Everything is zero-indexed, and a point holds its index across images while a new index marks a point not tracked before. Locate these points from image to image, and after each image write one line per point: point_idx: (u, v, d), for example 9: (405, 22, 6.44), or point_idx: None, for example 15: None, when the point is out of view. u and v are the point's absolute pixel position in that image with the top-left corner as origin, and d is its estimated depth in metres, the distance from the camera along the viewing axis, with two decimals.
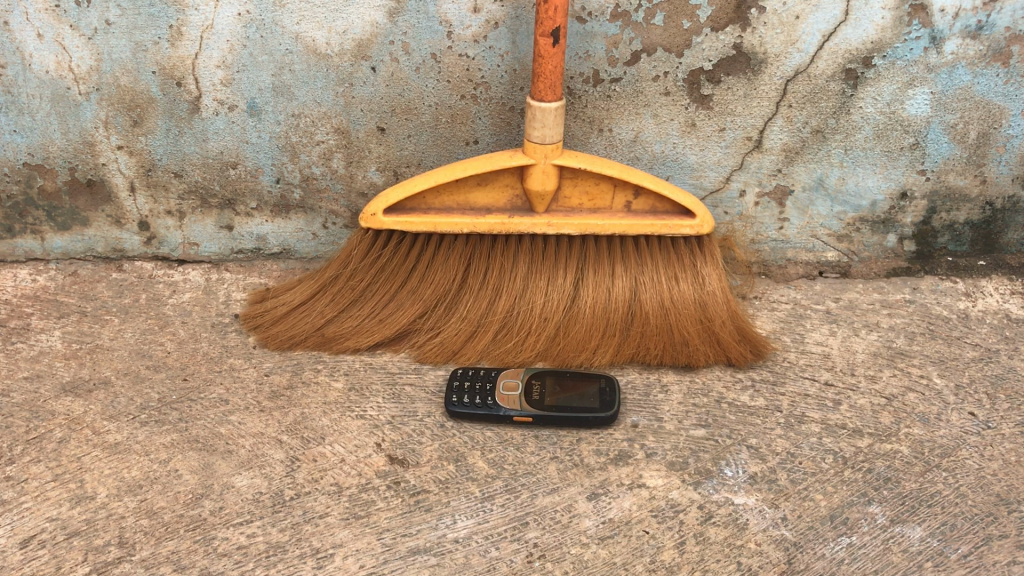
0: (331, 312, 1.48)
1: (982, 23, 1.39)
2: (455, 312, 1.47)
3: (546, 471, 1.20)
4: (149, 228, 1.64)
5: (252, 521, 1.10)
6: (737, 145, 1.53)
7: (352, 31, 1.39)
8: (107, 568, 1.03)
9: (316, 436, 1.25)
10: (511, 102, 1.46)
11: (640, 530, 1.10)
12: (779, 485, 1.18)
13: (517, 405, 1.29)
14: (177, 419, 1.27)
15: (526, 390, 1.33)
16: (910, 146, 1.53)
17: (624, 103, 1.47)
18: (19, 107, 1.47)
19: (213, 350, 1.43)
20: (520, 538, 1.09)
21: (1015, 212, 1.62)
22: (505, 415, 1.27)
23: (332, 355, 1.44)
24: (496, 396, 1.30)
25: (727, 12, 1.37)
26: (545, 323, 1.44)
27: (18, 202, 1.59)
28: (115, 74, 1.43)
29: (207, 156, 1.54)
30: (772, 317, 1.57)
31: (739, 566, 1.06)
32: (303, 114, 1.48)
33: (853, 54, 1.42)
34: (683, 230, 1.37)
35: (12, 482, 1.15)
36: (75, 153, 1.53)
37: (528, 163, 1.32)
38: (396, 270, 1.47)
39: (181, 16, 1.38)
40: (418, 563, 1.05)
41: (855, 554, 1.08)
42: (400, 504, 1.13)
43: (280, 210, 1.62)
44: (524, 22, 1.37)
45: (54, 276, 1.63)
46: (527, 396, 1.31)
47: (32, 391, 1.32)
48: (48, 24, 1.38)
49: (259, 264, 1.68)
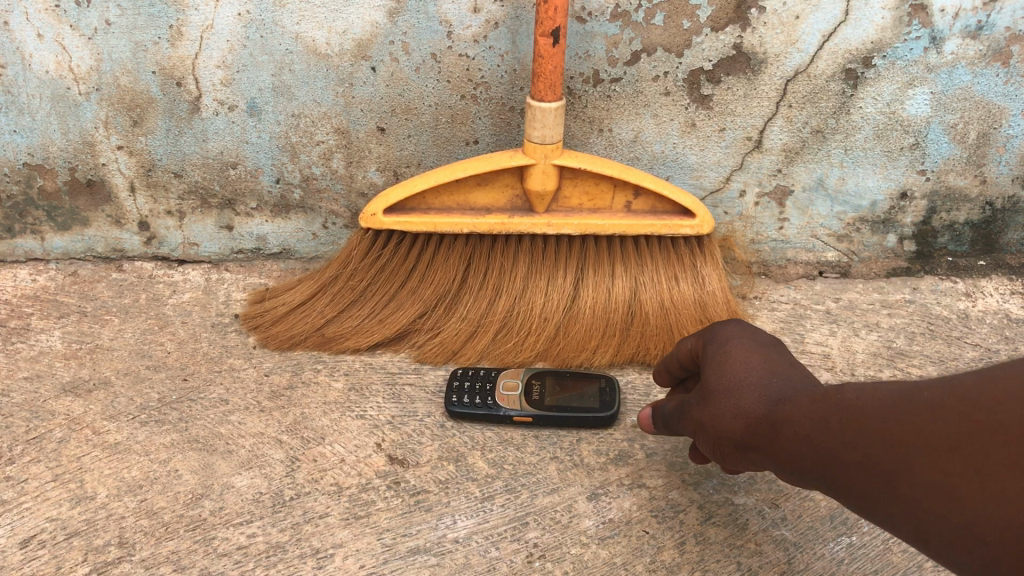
0: (331, 312, 1.47)
1: (982, 23, 1.38)
2: (456, 312, 1.47)
3: (546, 471, 1.20)
4: (149, 228, 1.64)
5: (252, 521, 1.10)
6: (738, 145, 1.53)
7: (352, 31, 1.39)
8: (107, 568, 1.03)
9: (316, 436, 1.25)
10: (511, 102, 1.47)
11: (640, 530, 1.10)
12: (779, 485, 1.18)
13: (517, 405, 1.28)
14: (177, 419, 1.27)
15: (526, 389, 1.32)
16: (910, 146, 1.53)
17: (624, 103, 1.47)
18: (19, 107, 1.47)
19: (213, 350, 1.43)
20: (520, 538, 1.09)
21: (1015, 212, 1.62)
22: (505, 415, 1.27)
23: (332, 355, 1.44)
24: (496, 396, 1.30)
25: (727, 12, 1.37)
26: (545, 323, 1.44)
27: (18, 202, 1.59)
28: (115, 74, 1.43)
29: (206, 156, 1.54)
30: (772, 317, 1.57)
31: (739, 566, 1.06)
32: (302, 113, 1.48)
33: (853, 54, 1.42)
34: (683, 230, 1.37)
35: (12, 482, 1.15)
36: (74, 153, 1.53)
37: (528, 163, 1.32)
38: (395, 270, 1.46)
39: (181, 16, 1.38)
40: (418, 563, 1.05)
41: (855, 554, 1.08)
42: (400, 504, 1.13)
43: (280, 210, 1.62)
44: (524, 22, 1.37)
45: (54, 276, 1.63)
46: (527, 396, 1.31)
47: (32, 391, 1.32)
48: (48, 24, 1.38)
49: (259, 264, 1.68)
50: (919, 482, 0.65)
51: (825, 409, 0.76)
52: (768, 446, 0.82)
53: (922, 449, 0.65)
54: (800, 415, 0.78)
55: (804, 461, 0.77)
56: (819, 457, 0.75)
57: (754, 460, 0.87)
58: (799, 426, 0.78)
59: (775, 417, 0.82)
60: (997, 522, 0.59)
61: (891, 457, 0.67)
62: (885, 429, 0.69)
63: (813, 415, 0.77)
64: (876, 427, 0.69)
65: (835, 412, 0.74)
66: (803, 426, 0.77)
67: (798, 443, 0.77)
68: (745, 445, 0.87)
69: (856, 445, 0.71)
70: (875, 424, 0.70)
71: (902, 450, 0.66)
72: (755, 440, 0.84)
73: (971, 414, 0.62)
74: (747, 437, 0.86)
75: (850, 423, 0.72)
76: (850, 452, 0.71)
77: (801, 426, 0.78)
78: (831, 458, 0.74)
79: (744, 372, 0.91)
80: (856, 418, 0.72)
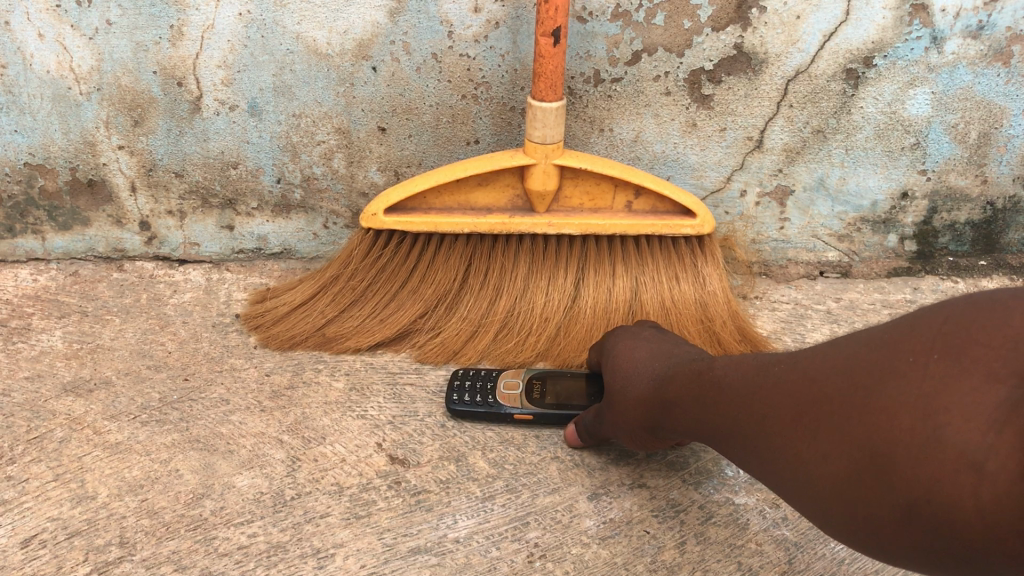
0: (331, 312, 1.47)
1: (983, 23, 1.39)
2: (456, 312, 1.47)
3: (546, 471, 1.20)
4: (149, 228, 1.64)
5: (253, 521, 1.10)
6: (738, 145, 1.53)
7: (353, 31, 1.39)
8: (107, 568, 1.03)
9: (316, 436, 1.25)
10: (511, 103, 1.47)
11: (640, 530, 1.10)
12: None
13: (519, 404, 1.28)
14: (178, 419, 1.27)
15: (527, 388, 1.32)
16: (910, 146, 1.53)
17: (625, 103, 1.47)
18: (19, 107, 1.47)
19: (214, 350, 1.43)
20: (520, 538, 1.09)
21: (1015, 212, 1.62)
22: (506, 414, 1.27)
23: (333, 355, 1.44)
24: (497, 395, 1.30)
25: (727, 12, 1.37)
26: (545, 323, 1.44)
27: (19, 202, 1.59)
28: (115, 74, 1.43)
29: (207, 156, 1.54)
30: (772, 317, 1.57)
31: (739, 566, 1.06)
32: (303, 114, 1.48)
33: (853, 54, 1.42)
34: (683, 230, 1.37)
35: (12, 482, 1.15)
36: (75, 153, 1.53)
37: (528, 163, 1.32)
38: (395, 270, 1.46)
39: (181, 17, 1.38)
40: (418, 563, 1.05)
41: (855, 554, 1.08)
42: (400, 504, 1.13)
43: (280, 210, 1.62)
44: (524, 22, 1.38)
45: (55, 276, 1.63)
46: (528, 395, 1.30)
47: (32, 391, 1.32)
48: (48, 24, 1.38)
49: (260, 264, 1.68)
50: (769, 448, 0.77)
51: (704, 389, 0.91)
52: (665, 422, 1.00)
53: (772, 419, 0.77)
54: (685, 395, 0.95)
55: (698, 431, 0.93)
56: (704, 428, 0.90)
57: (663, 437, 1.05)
58: (687, 403, 0.94)
59: (668, 400, 0.99)
60: (821, 479, 0.71)
61: (752, 426, 0.80)
62: (749, 404, 0.81)
63: (696, 394, 0.92)
64: (743, 403, 0.83)
65: (711, 390, 0.89)
66: (689, 403, 0.94)
67: (687, 418, 0.94)
68: (651, 424, 1.04)
69: (729, 418, 0.85)
70: (741, 401, 0.83)
71: (757, 422, 0.79)
72: (659, 418, 1.02)
73: (803, 389, 0.74)
74: (647, 418, 1.04)
75: (722, 399, 0.86)
76: (725, 424, 0.85)
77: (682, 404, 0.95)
78: (713, 428, 0.88)
79: (637, 367, 1.10)
80: (727, 395, 0.86)
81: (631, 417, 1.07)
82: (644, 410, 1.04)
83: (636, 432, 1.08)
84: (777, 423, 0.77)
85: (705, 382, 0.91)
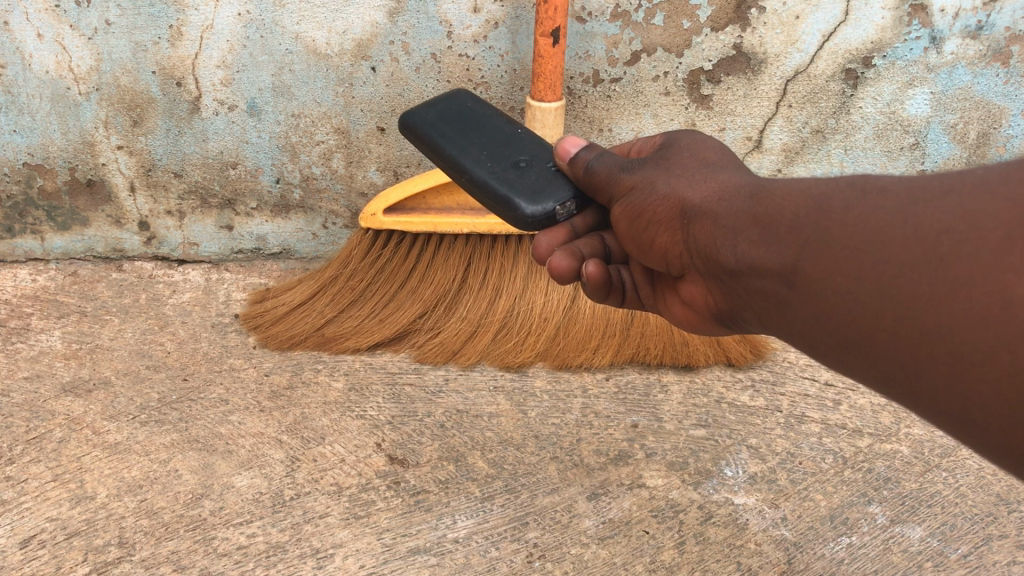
0: (331, 312, 1.49)
1: (982, 23, 1.39)
2: (456, 312, 1.49)
3: (546, 471, 1.20)
4: (149, 228, 1.63)
5: (252, 521, 1.10)
6: (738, 145, 1.53)
7: (353, 31, 1.39)
8: (106, 568, 1.03)
9: (315, 436, 1.25)
10: (511, 103, 1.47)
11: (640, 530, 1.10)
12: (779, 485, 1.19)
13: (458, 141, 0.95)
14: (177, 419, 1.27)
15: (484, 138, 0.96)
16: (909, 146, 1.53)
17: (624, 103, 1.46)
18: (19, 107, 1.47)
19: (213, 350, 1.43)
20: (520, 538, 1.09)
21: None
22: (439, 143, 0.96)
23: (332, 355, 1.43)
24: (439, 122, 0.98)
25: (727, 12, 1.38)
26: (545, 323, 1.46)
27: (18, 202, 1.59)
28: (115, 74, 1.43)
29: (206, 156, 1.54)
30: None
31: (739, 566, 1.06)
32: (303, 114, 1.48)
33: (853, 54, 1.43)
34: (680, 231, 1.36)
35: (11, 482, 1.15)
36: (75, 153, 1.52)
37: None
38: (396, 270, 1.49)
39: (181, 17, 1.38)
40: (418, 563, 1.05)
41: (855, 554, 1.08)
42: (399, 504, 1.13)
43: (280, 210, 1.62)
44: (524, 22, 1.39)
45: (54, 275, 1.62)
46: (481, 143, 0.95)
47: (32, 391, 1.32)
48: (48, 24, 1.38)
49: (259, 264, 1.68)
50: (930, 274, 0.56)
51: (831, 185, 0.66)
52: (720, 214, 0.73)
53: (963, 235, 0.56)
54: (789, 189, 0.69)
55: (769, 236, 0.68)
56: (798, 228, 0.66)
57: (692, 247, 0.77)
58: (788, 196, 0.69)
59: (763, 190, 0.72)
60: (994, 334, 0.52)
61: (913, 243, 0.58)
62: (918, 218, 0.59)
63: (815, 191, 0.67)
64: (906, 210, 0.60)
65: (849, 190, 0.65)
66: (797, 196, 0.68)
67: (777, 213, 0.68)
68: (693, 213, 0.76)
69: (867, 224, 0.61)
70: (905, 206, 0.60)
71: (928, 237, 0.57)
72: (719, 208, 0.74)
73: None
74: (699, 202, 0.76)
75: (869, 202, 0.62)
76: (854, 229, 0.62)
77: (783, 201, 0.69)
78: (820, 231, 0.64)
79: (716, 156, 0.81)
80: (883, 200, 0.62)
81: (675, 192, 0.78)
82: (711, 193, 0.76)
83: (658, 217, 0.79)
84: (959, 249, 0.55)
85: (833, 181, 0.67)
